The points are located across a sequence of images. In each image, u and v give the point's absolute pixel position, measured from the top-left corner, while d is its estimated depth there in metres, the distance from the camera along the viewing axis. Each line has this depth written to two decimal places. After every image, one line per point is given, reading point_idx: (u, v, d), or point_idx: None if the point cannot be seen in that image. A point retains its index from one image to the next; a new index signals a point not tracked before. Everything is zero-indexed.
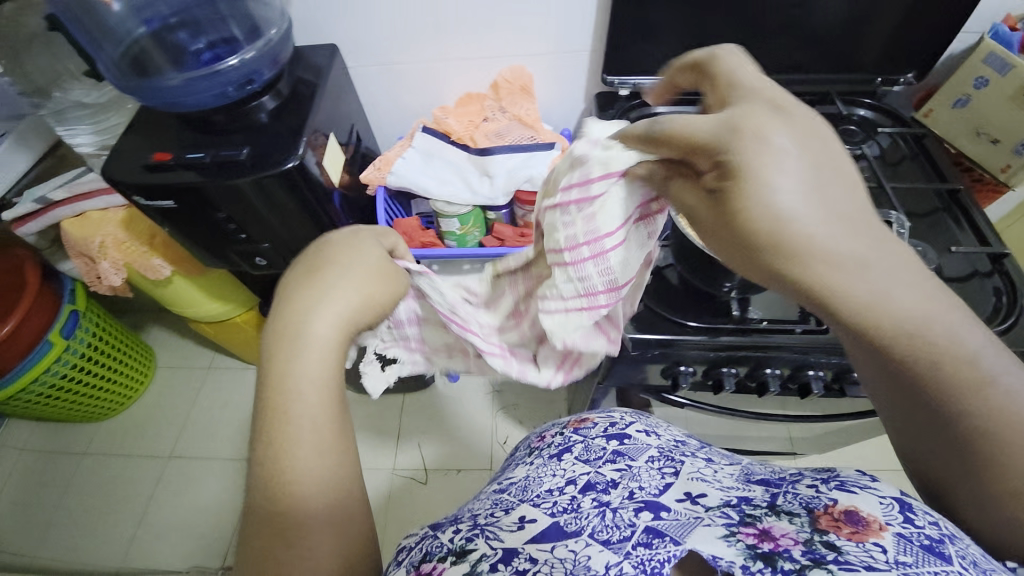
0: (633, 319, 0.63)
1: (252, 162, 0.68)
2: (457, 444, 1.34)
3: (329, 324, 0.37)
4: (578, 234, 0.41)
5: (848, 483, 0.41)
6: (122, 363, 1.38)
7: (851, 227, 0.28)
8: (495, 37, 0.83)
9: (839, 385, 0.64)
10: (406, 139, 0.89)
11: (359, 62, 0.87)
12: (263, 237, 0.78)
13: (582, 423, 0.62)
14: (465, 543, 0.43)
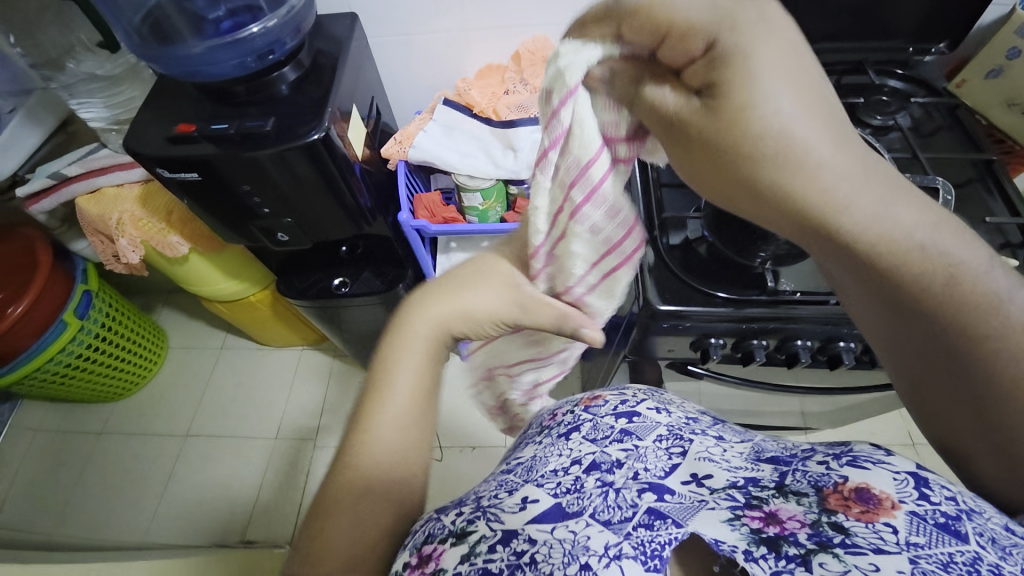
0: (666, 291, 0.63)
1: (276, 133, 0.67)
2: (472, 423, 1.35)
3: (427, 334, 0.49)
4: (565, 180, 0.39)
5: (860, 458, 0.39)
6: (134, 343, 1.38)
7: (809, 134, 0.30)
8: (518, 6, 0.81)
9: (870, 356, 0.64)
10: (427, 112, 0.87)
11: (378, 33, 0.85)
12: (284, 212, 0.77)
13: (592, 400, 0.56)
14: (465, 525, 0.42)
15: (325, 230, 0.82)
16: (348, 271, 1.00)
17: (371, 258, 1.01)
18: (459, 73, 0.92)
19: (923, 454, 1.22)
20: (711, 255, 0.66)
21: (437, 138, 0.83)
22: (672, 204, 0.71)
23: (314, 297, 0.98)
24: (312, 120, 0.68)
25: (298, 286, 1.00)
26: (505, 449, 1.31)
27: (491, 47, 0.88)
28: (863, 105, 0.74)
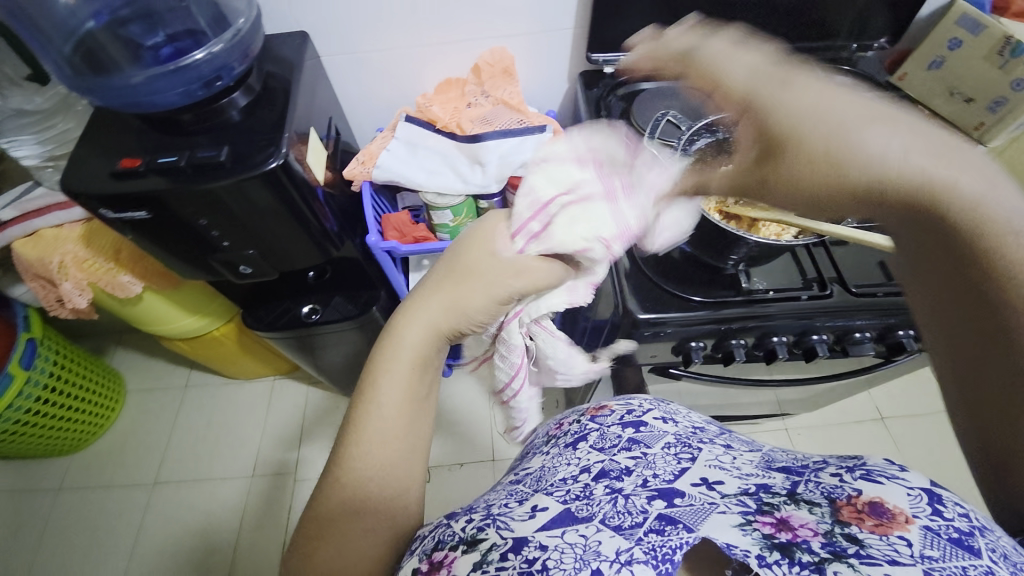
0: (642, 297, 0.63)
1: (231, 162, 0.64)
2: (459, 438, 1.33)
3: (420, 336, 0.48)
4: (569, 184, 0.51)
5: (874, 472, 0.42)
6: (88, 390, 1.29)
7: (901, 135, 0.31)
8: (474, 19, 0.81)
9: (841, 346, 0.66)
10: (388, 129, 0.85)
11: (331, 52, 0.82)
12: (246, 243, 0.73)
13: (599, 410, 0.62)
14: (476, 533, 0.44)
15: (292, 259, 0.79)
16: (318, 297, 0.96)
17: (341, 282, 0.97)
18: (418, 89, 0.91)
19: (893, 425, 1.28)
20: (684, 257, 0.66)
21: (403, 157, 0.81)
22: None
23: (284, 327, 0.94)
24: (267, 148, 0.65)
25: (265, 317, 0.95)
26: (493, 463, 1.29)
27: (449, 61, 0.87)
28: None
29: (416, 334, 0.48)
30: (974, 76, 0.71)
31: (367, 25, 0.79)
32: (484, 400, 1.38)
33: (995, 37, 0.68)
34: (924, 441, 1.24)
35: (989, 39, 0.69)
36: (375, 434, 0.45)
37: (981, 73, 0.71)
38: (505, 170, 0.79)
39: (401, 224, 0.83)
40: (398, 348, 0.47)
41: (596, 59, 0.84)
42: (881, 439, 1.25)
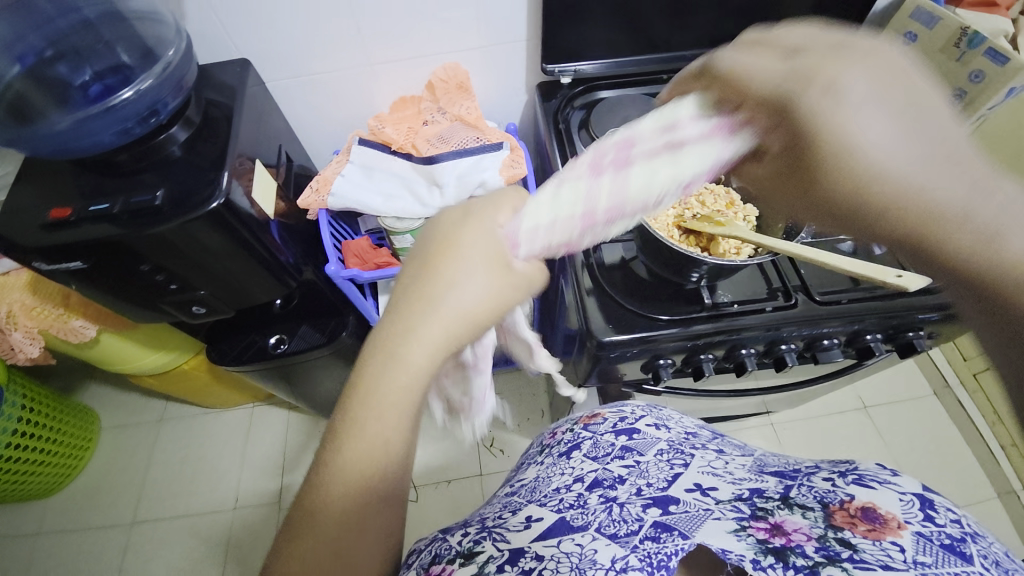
0: (606, 319, 0.62)
1: (169, 205, 0.61)
2: (445, 455, 1.30)
3: (426, 353, 0.40)
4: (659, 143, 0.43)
5: (866, 477, 0.48)
6: (59, 430, 1.25)
7: (921, 140, 0.32)
8: (424, 35, 0.78)
9: (811, 353, 0.65)
10: (342, 153, 0.82)
11: (277, 76, 0.80)
12: (197, 283, 0.70)
13: (591, 419, 0.70)
14: (472, 546, 0.51)
15: (245, 291, 0.75)
16: (284, 327, 0.94)
17: (307, 310, 0.95)
18: (373, 108, 0.89)
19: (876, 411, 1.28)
20: (646, 274, 0.65)
21: (360, 182, 0.78)
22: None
23: (250, 360, 0.91)
24: (207, 187, 0.62)
25: (230, 351, 0.92)
26: (480, 477, 1.26)
27: (402, 78, 0.85)
28: None
29: (415, 350, 0.40)
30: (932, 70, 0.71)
31: (313, 47, 0.77)
32: None
33: (951, 28, 0.66)
34: (905, 425, 1.25)
35: (944, 31, 0.67)
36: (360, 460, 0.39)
37: (939, 65, 0.70)
38: (463, 190, 0.76)
39: (361, 251, 0.81)
40: (389, 366, 0.40)
41: (552, 69, 0.82)
42: (864, 427, 1.25)
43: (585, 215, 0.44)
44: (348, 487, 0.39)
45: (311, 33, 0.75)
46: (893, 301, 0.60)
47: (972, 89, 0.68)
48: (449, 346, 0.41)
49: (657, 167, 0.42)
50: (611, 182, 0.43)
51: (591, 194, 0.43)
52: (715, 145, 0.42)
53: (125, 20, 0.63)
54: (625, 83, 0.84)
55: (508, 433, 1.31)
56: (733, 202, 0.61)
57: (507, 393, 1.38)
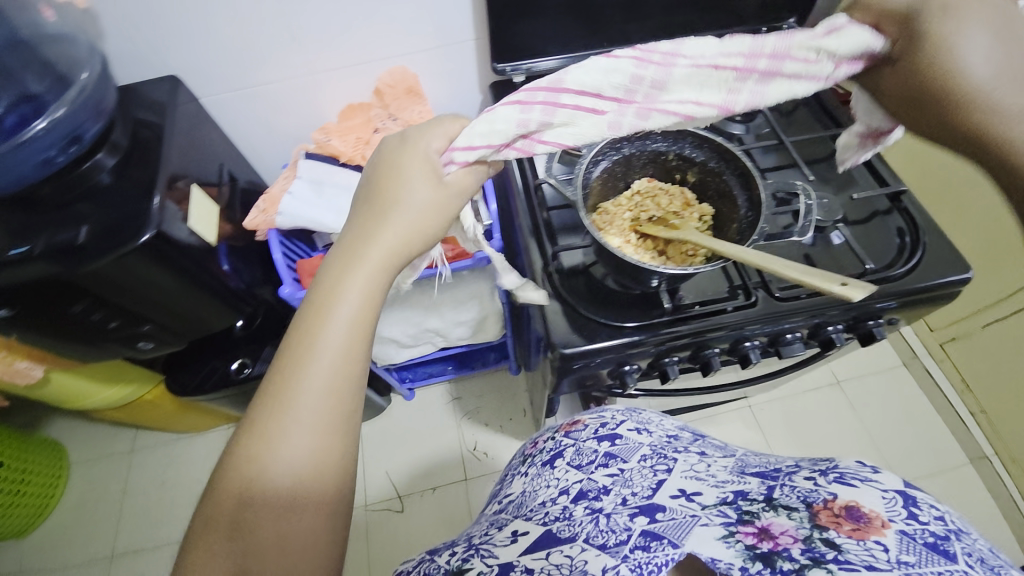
0: (567, 330, 0.60)
1: (97, 242, 0.57)
2: (429, 462, 1.28)
3: (383, 261, 0.43)
4: (801, 36, 0.40)
5: (848, 476, 0.49)
6: (25, 468, 1.20)
7: None
8: (367, 40, 0.75)
9: (775, 348, 0.65)
10: (291, 168, 0.79)
11: (214, 91, 0.75)
12: (141, 319, 0.67)
13: (573, 425, 0.67)
14: (461, 564, 0.51)
15: (201, 322, 0.73)
16: (247, 351, 0.90)
17: (269, 331, 0.92)
18: (320, 118, 0.85)
19: (849, 386, 1.31)
20: (605, 280, 0.64)
21: (310, 198, 0.75)
22: (560, 228, 0.69)
23: (215, 388, 0.89)
24: (139, 218, 0.58)
25: (191, 381, 0.89)
26: (465, 482, 1.25)
27: (347, 85, 0.81)
28: None
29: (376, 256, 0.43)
30: None
31: (247, 57, 0.73)
32: (450, 419, 1.32)
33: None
34: (878, 397, 1.27)
35: None
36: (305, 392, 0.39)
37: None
38: None
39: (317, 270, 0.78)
40: (334, 288, 0.42)
41: (503, 68, 0.79)
42: (839, 403, 1.27)
43: (725, 67, 0.41)
44: (292, 441, 0.39)
45: (245, 43, 0.71)
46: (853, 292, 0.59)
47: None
48: (398, 254, 0.44)
49: (817, 41, 0.39)
50: (773, 43, 0.40)
51: (744, 42, 0.40)
52: (866, 36, 0.38)
53: (26, 43, 0.57)
54: None
55: (491, 435, 1.30)
56: (688, 203, 0.61)
57: (488, 394, 1.36)
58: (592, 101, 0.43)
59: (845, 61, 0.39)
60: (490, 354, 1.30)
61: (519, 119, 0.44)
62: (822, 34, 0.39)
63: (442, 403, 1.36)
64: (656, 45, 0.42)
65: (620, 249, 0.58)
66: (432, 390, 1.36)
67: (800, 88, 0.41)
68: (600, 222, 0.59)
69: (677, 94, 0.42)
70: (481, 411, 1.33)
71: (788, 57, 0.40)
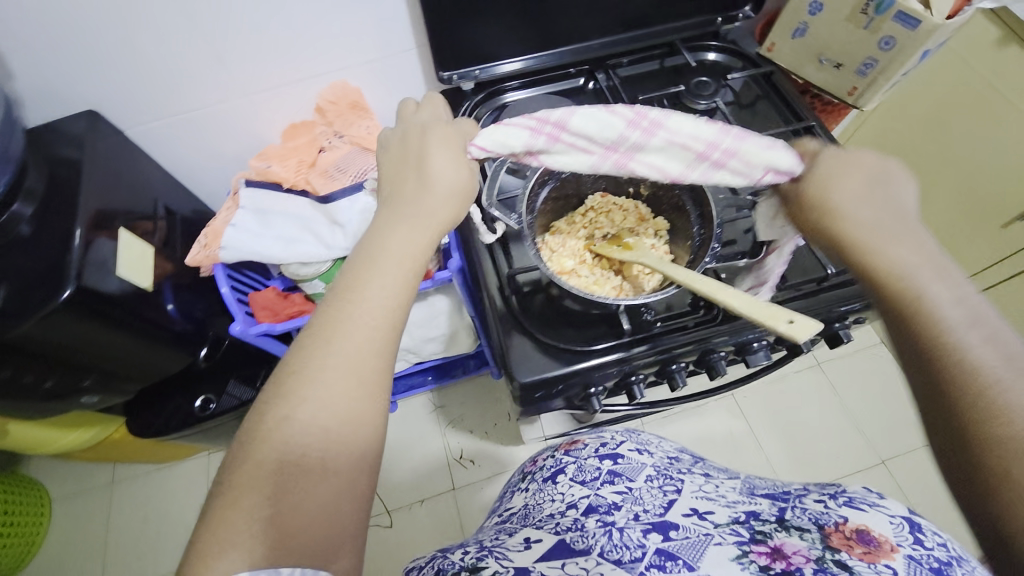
0: (524, 358, 0.58)
1: (16, 305, 0.55)
2: (415, 474, 1.26)
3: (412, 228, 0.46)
4: (749, 145, 0.46)
5: (856, 500, 0.45)
6: (8, 504, 1.19)
7: (909, 249, 0.38)
8: (299, 57, 0.70)
9: (743, 357, 0.63)
10: (231, 198, 0.75)
11: (138, 122, 0.71)
12: (80, 376, 0.65)
13: (573, 444, 0.68)
14: (476, 561, 0.45)
15: (149, 372, 0.71)
16: (210, 387, 0.87)
17: (232, 364, 0.89)
18: (262, 140, 0.80)
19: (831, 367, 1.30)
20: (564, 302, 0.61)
21: (252, 230, 0.71)
22: (515, 242, 0.66)
23: (179, 428, 0.86)
24: (56, 277, 0.56)
25: (154, 423, 0.86)
26: (453, 491, 1.24)
27: (284, 104, 0.76)
28: (684, 92, 0.73)
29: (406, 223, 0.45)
30: (843, 40, 0.66)
31: (169, 84, 0.68)
32: (434, 429, 1.31)
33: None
34: (860, 377, 1.27)
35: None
36: (353, 331, 0.42)
37: (848, 35, 0.65)
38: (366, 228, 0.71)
39: (269, 303, 0.75)
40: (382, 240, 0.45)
41: (449, 77, 0.74)
42: (822, 385, 1.27)
43: (690, 148, 0.48)
44: (324, 388, 0.40)
45: (163, 70, 0.66)
46: (817, 300, 0.58)
47: (883, 57, 0.64)
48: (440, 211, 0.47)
49: (764, 147, 0.46)
50: (730, 141, 0.47)
51: (710, 131, 0.47)
52: (793, 158, 0.45)
53: None
54: (532, 84, 0.78)
55: (476, 442, 1.29)
56: (643, 219, 0.59)
57: (471, 401, 1.34)
58: (584, 144, 0.49)
59: (773, 171, 0.45)
60: (469, 361, 1.28)
61: (524, 137, 0.48)
62: (766, 145, 0.46)
63: (425, 413, 1.34)
64: (647, 110, 0.48)
65: (569, 272, 0.56)
66: (414, 401, 1.34)
67: (735, 180, 0.49)
68: (550, 246, 0.57)
69: (649, 156, 0.49)
70: (465, 418, 1.32)
71: (735, 156, 0.47)
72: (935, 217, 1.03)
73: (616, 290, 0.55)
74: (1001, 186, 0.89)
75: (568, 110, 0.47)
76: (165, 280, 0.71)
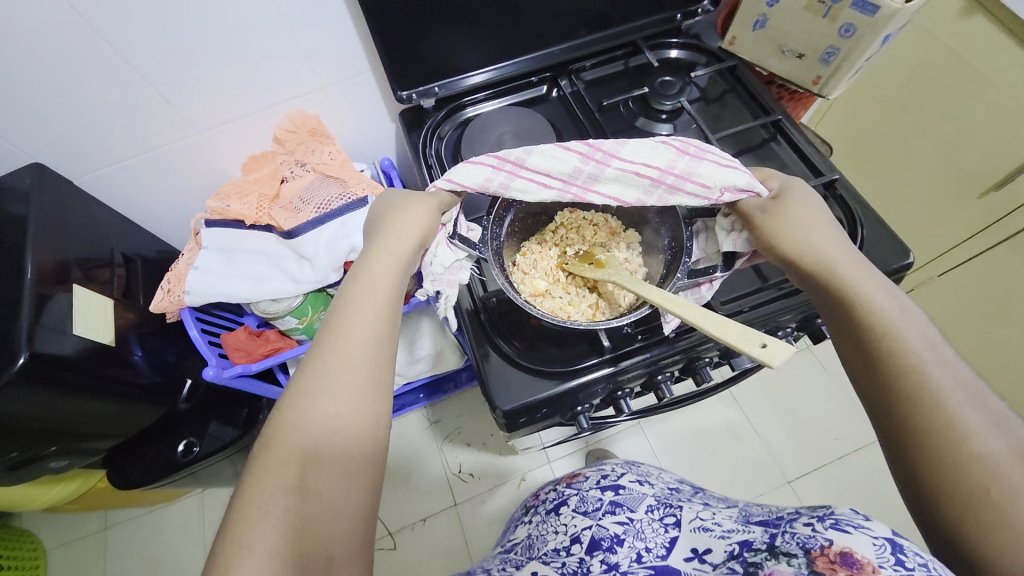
0: (506, 384, 0.56)
1: None
2: (415, 494, 1.24)
3: (387, 270, 0.48)
4: (702, 165, 0.47)
5: (842, 521, 0.39)
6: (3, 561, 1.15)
7: (864, 274, 0.44)
8: (252, 90, 0.68)
9: (727, 360, 0.63)
10: (193, 240, 0.73)
11: (87, 170, 0.68)
12: (47, 441, 0.63)
13: (574, 477, 0.65)
14: None
15: (126, 424, 0.72)
16: (192, 429, 0.85)
17: (212, 405, 0.87)
18: (223, 175, 0.78)
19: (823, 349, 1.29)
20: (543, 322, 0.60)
21: (218, 270, 0.69)
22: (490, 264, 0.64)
23: (162, 476, 0.83)
24: (6, 344, 0.55)
25: (133, 473, 0.83)
26: (454, 508, 1.22)
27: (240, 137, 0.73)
28: (649, 93, 0.71)
29: (384, 268, 0.48)
30: (803, 30, 0.65)
31: (113, 127, 0.64)
32: (431, 446, 1.29)
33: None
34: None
35: None
36: (348, 361, 0.43)
37: (807, 24, 0.64)
38: (337, 258, 0.70)
39: (244, 343, 0.74)
40: (364, 277, 0.47)
41: (408, 96, 0.71)
42: (814, 367, 1.25)
43: (645, 175, 0.48)
44: (324, 417, 0.41)
45: (105, 115, 0.63)
46: (798, 297, 0.57)
47: (845, 45, 0.63)
48: (420, 244, 0.50)
49: (718, 169, 0.47)
50: (683, 164, 0.47)
51: (665, 156, 0.47)
52: (748, 178, 0.47)
53: None
54: (495, 94, 0.75)
55: (474, 455, 1.27)
56: (614, 233, 0.58)
57: (466, 414, 1.33)
58: (543, 180, 0.49)
59: (730, 190, 0.47)
60: (460, 375, 1.25)
61: (484, 175, 0.48)
62: (719, 165, 0.47)
63: (420, 431, 1.32)
64: (601, 143, 0.48)
65: (544, 295, 0.55)
66: (408, 419, 1.32)
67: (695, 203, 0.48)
68: (522, 270, 0.56)
69: (606, 187, 0.49)
70: (461, 431, 1.30)
71: (690, 179, 0.48)
72: (914, 193, 1.03)
73: (591, 307, 0.55)
74: (974, 159, 0.89)
75: (524, 149, 0.48)
76: (128, 331, 0.71)
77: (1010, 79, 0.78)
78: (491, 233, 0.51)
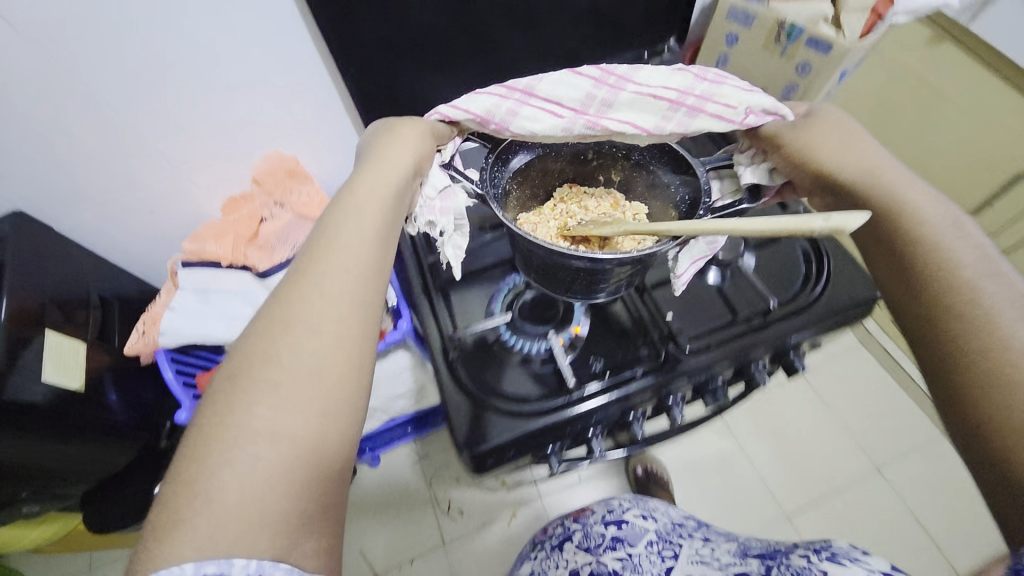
0: (469, 429, 0.54)
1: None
2: (402, 533, 1.21)
3: (374, 200, 0.42)
4: (719, 87, 0.49)
5: (838, 555, 0.45)
6: None
7: (913, 185, 0.42)
8: (237, 132, 0.70)
9: (699, 395, 0.63)
10: (169, 280, 0.76)
11: (70, 213, 0.69)
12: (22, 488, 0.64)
13: (580, 511, 0.69)
14: None
15: (101, 466, 0.72)
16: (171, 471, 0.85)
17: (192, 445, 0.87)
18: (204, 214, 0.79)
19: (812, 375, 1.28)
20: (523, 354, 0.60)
21: (190, 315, 0.72)
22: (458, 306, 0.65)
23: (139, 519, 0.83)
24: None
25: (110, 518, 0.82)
26: (443, 548, 1.19)
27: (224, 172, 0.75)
28: None
29: (373, 195, 0.42)
30: (763, 66, 0.67)
31: (97, 167, 0.66)
32: (419, 482, 1.26)
33: (768, 24, 0.62)
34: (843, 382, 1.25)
35: (763, 27, 0.63)
36: (349, 279, 0.38)
37: (766, 62, 0.66)
38: None
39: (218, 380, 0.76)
40: (346, 208, 0.41)
41: None
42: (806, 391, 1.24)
43: (663, 98, 0.48)
44: (298, 350, 0.34)
45: (87, 156, 0.64)
46: (766, 332, 0.57)
47: (803, 82, 0.65)
48: (415, 174, 0.46)
49: (737, 94, 0.49)
50: (703, 88, 0.49)
51: (682, 80, 0.49)
52: (768, 99, 0.48)
53: None
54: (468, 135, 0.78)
55: (464, 491, 1.24)
56: (619, 203, 0.61)
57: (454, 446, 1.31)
58: (553, 109, 0.49)
59: (754, 112, 0.48)
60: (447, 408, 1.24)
61: (490, 104, 0.49)
62: (735, 88, 0.49)
63: (409, 466, 1.29)
64: (614, 70, 0.50)
65: (551, 273, 0.48)
66: (397, 453, 1.30)
67: (713, 125, 0.48)
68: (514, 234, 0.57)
69: (619, 111, 0.49)
70: (450, 465, 1.28)
71: (712, 100, 0.48)
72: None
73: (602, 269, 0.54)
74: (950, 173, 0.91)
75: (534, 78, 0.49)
76: (102, 374, 0.73)
77: (969, 100, 0.81)
78: (491, 175, 0.50)
